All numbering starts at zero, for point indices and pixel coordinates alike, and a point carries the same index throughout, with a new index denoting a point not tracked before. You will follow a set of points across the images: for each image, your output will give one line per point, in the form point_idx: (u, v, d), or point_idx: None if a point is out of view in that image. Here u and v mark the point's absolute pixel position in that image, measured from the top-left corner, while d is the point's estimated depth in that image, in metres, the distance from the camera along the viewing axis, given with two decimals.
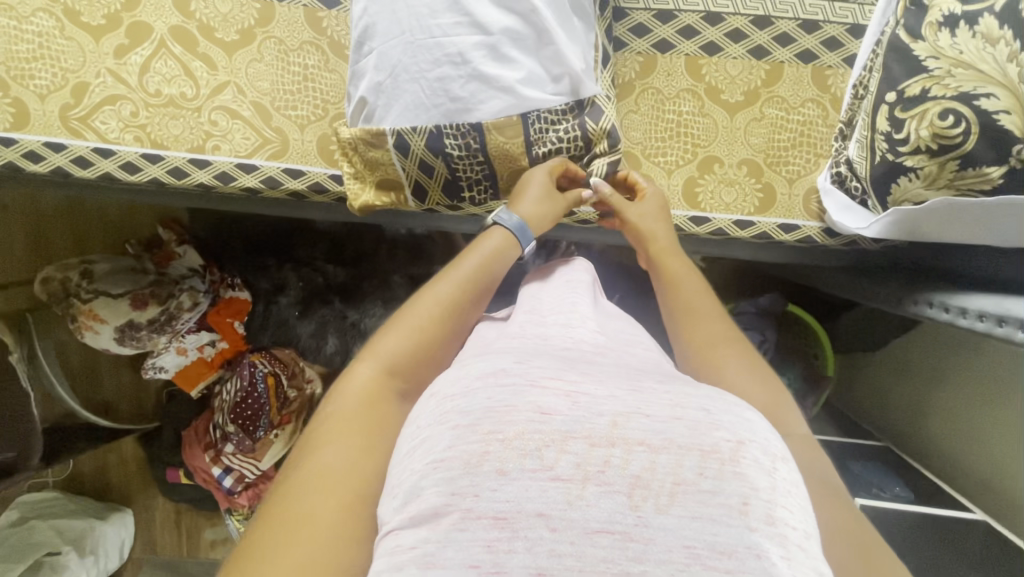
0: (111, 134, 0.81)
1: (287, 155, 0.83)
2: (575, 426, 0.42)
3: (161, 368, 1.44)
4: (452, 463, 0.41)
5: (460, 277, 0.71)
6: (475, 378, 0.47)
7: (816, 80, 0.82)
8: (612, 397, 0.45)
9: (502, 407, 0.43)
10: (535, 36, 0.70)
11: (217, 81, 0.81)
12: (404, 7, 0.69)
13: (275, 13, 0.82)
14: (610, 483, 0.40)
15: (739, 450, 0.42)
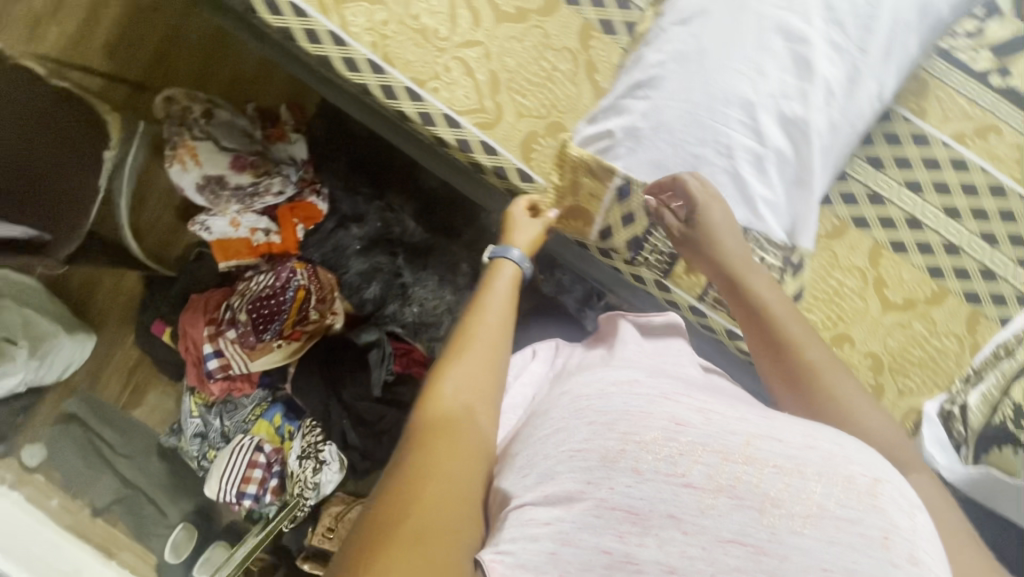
0: (353, 27, 0.82)
1: (493, 131, 0.84)
2: (709, 440, 0.51)
3: (206, 228, 1.36)
4: (588, 454, 0.51)
5: (502, 313, 0.70)
6: (610, 382, 0.58)
7: (968, 321, 0.85)
8: (743, 419, 0.53)
9: (640, 412, 0.53)
10: (801, 172, 0.68)
11: (473, 37, 0.82)
12: (703, 79, 0.69)
13: (557, 7, 0.81)
14: (741, 498, 0.47)
15: (875, 485, 0.48)
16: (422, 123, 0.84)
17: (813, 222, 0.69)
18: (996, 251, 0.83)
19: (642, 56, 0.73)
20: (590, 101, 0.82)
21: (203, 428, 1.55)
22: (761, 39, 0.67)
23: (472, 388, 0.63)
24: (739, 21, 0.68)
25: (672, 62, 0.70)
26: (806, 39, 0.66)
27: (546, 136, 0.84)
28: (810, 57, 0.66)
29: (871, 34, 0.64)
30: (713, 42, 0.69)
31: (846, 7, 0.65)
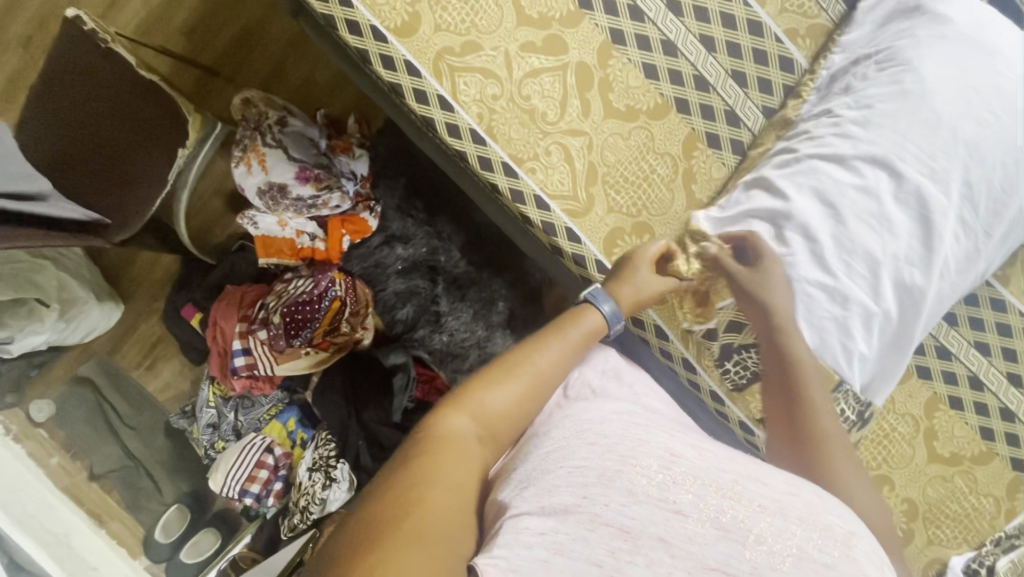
0: (464, 96, 0.82)
1: (580, 219, 0.84)
2: (699, 473, 0.54)
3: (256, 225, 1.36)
4: (590, 472, 0.54)
5: (562, 352, 0.70)
6: (611, 413, 0.62)
7: (1009, 485, 0.86)
8: (731, 461, 0.57)
9: (639, 442, 0.56)
10: (903, 334, 0.73)
11: (579, 127, 0.82)
12: (830, 229, 0.71)
13: (669, 114, 0.82)
14: (726, 529, 0.50)
15: (850, 538, 0.50)
16: (512, 200, 0.84)
17: (897, 379, 0.75)
18: None
19: (772, 185, 0.75)
20: (682, 211, 0.83)
21: (215, 420, 1.55)
22: (897, 202, 0.70)
23: (500, 421, 0.64)
24: (877, 179, 0.70)
25: (803, 205, 0.72)
26: (942, 212, 0.69)
27: (632, 235, 0.84)
28: (939, 232, 0.69)
29: (998, 221, 0.69)
30: (847, 194, 0.71)
31: (981, 191, 0.68)
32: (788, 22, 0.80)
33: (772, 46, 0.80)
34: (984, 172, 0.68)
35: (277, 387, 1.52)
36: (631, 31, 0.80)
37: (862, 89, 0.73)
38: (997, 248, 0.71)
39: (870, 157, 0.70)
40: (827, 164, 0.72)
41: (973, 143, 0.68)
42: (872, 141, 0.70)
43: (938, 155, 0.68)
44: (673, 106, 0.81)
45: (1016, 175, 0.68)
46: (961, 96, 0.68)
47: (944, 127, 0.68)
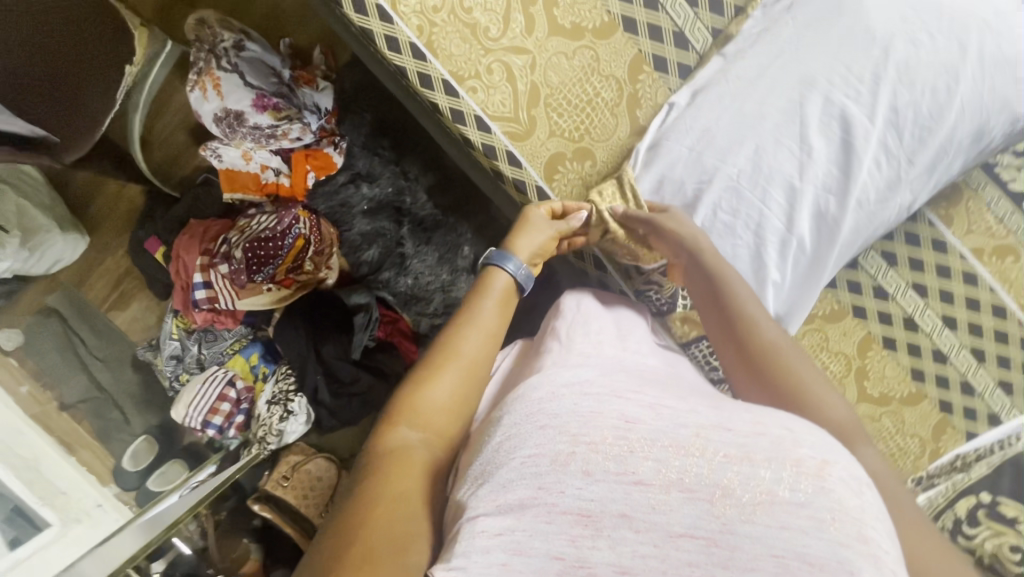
0: (403, 6, 0.78)
1: (521, 143, 0.82)
2: (659, 435, 0.45)
3: (219, 157, 1.33)
4: (540, 459, 0.45)
5: (491, 329, 0.66)
6: (559, 384, 0.51)
7: (936, 426, 0.87)
8: (692, 411, 0.47)
9: (589, 413, 0.46)
10: (819, 265, 0.71)
11: (522, 44, 0.80)
12: (752, 148, 0.71)
13: (615, 33, 0.80)
14: (693, 490, 0.42)
15: (825, 466, 0.41)
16: (453, 120, 0.82)
17: (808, 310, 0.73)
18: (981, 367, 0.85)
19: (700, 104, 0.74)
20: (625, 137, 0.82)
21: (180, 352, 1.57)
22: (821, 124, 0.69)
23: (445, 420, 0.59)
24: (804, 98, 0.70)
25: (726, 122, 0.72)
26: (864, 135, 0.68)
27: (573, 160, 0.83)
28: (858, 156, 0.68)
29: (922, 148, 0.68)
30: (773, 111, 0.71)
31: (907, 117, 0.67)
32: None
33: None
34: (913, 96, 0.67)
35: (240, 322, 1.52)
36: None
37: (801, 5, 0.72)
38: (924, 178, 0.70)
39: (798, 78, 0.70)
40: (756, 82, 0.72)
41: (904, 66, 0.67)
42: (801, 61, 0.70)
43: (865, 76, 0.68)
44: (619, 26, 0.79)
45: (944, 101, 0.67)
46: (897, 17, 0.67)
47: (875, 47, 0.67)
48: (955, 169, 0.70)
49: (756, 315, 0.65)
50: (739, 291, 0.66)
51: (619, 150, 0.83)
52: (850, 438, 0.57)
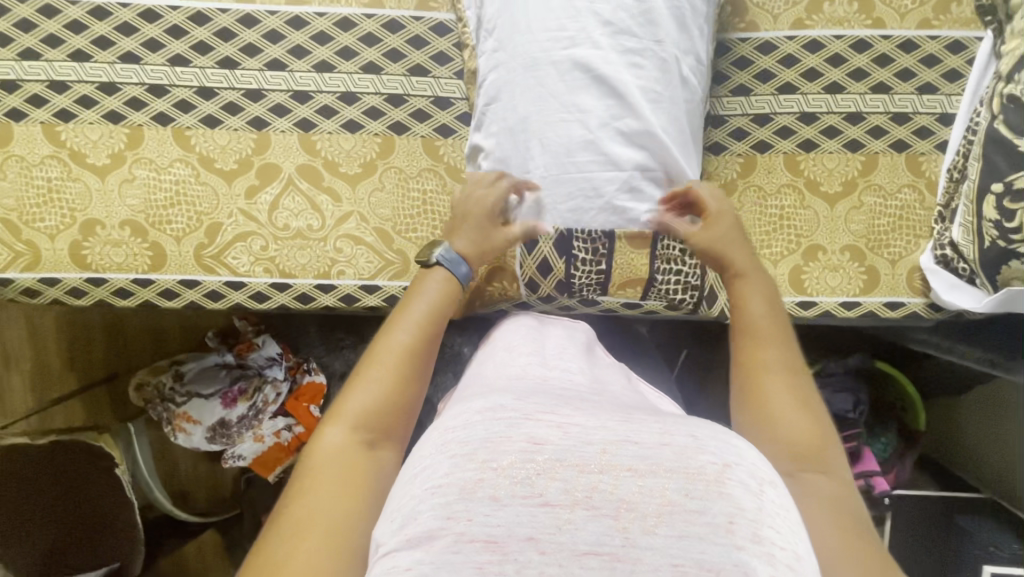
0: (243, 268, 0.85)
1: (409, 273, 0.86)
2: (565, 454, 0.40)
3: (240, 458, 1.38)
4: (449, 487, 0.38)
5: (420, 316, 0.63)
6: (475, 412, 0.44)
7: (911, 166, 0.85)
8: (602, 427, 0.42)
9: (495, 436, 0.40)
10: (673, 169, 0.69)
11: (342, 212, 0.85)
12: (539, 145, 0.69)
13: (395, 143, 0.83)
14: (598, 507, 0.37)
15: (725, 472, 0.39)
16: (349, 304, 0.86)
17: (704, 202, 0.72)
18: (895, 93, 0.83)
19: (480, 144, 0.74)
20: None
21: None
22: (568, 82, 0.68)
23: (381, 416, 0.57)
24: (539, 77, 0.69)
25: (504, 144, 0.71)
26: (604, 60, 0.67)
27: None
28: (616, 77, 0.67)
29: (657, 25, 0.68)
30: (527, 105, 0.69)
31: (622, 18, 0.67)
32: None
33: (417, 27, 0.81)
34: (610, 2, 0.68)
35: None
36: (311, 112, 0.82)
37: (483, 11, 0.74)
38: (682, 40, 0.69)
39: (520, 64, 0.70)
40: (499, 96, 0.71)
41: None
42: (512, 52, 0.70)
43: (565, 23, 0.68)
44: (393, 134, 0.83)
45: None
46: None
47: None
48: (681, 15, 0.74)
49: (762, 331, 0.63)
50: (755, 313, 0.66)
51: None
52: (814, 457, 0.54)
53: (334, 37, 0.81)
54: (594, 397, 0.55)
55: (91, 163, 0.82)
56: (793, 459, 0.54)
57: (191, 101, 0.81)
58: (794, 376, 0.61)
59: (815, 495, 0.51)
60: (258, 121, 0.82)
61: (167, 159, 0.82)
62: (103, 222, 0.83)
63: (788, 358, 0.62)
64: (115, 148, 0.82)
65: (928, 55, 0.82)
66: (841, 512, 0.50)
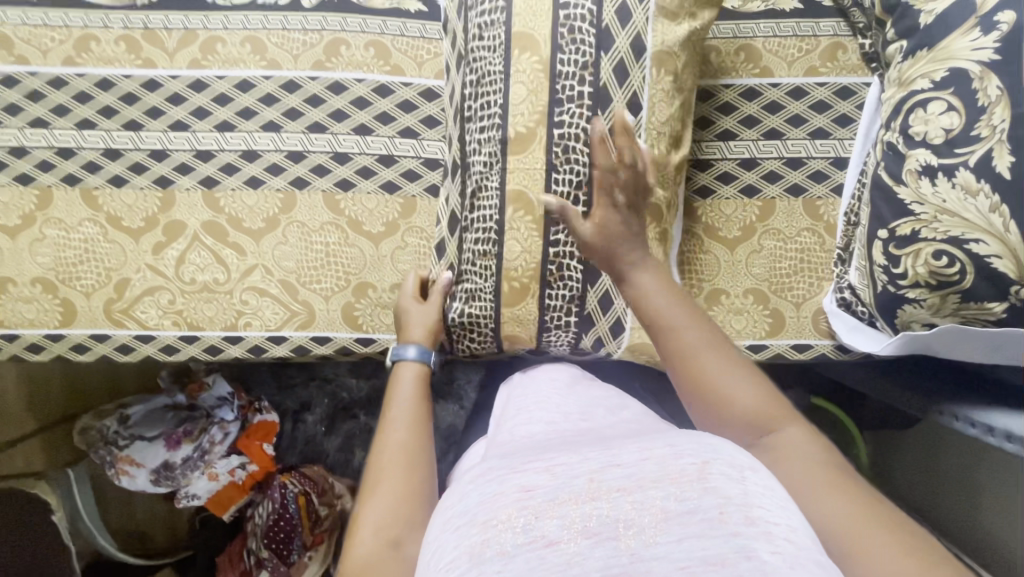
0: (152, 321, 0.87)
1: (314, 323, 0.87)
2: (558, 492, 0.37)
3: (194, 496, 1.37)
4: (458, 561, 0.35)
5: (406, 415, 0.67)
6: (469, 481, 0.42)
7: (808, 211, 0.85)
8: (584, 458, 0.40)
9: (489, 495, 0.38)
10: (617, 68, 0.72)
11: (247, 264, 0.86)
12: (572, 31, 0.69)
13: (297, 198, 0.85)
14: (597, 533, 0.34)
15: (705, 467, 0.37)
16: (256, 355, 0.88)
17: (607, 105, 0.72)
18: (788, 139, 0.84)
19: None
20: (374, 252, 0.86)
21: None
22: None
23: (400, 513, 0.55)
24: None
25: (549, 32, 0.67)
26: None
27: (360, 299, 0.87)
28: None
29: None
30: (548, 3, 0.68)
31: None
32: (310, 59, 0.83)
33: (314, 86, 0.83)
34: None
35: None
36: (214, 170, 0.84)
37: None
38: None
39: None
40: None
41: None
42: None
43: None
44: (295, 190, 0.85)
45: None
46: None
47: None
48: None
49: (676, 319, 0.62)
50: (659, 303, 0.64)
51: (381, 264, 0.86)
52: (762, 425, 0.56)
53: (233, 98, 0.83)
54: (582, 435, 0.52)
55: (3, 223, 0.84)
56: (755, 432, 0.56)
57: (99, 161, 0.84)
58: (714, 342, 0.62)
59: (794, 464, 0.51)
60: (162, 179, 0.84)
61: (76, 219, 0.85)
62: (15, 280, 0.85)
63: (711, 331, 0.62)
64: (26, 209, 0.84)
65: (817, 101, 0.83)
66: (819, 460, 0.52)
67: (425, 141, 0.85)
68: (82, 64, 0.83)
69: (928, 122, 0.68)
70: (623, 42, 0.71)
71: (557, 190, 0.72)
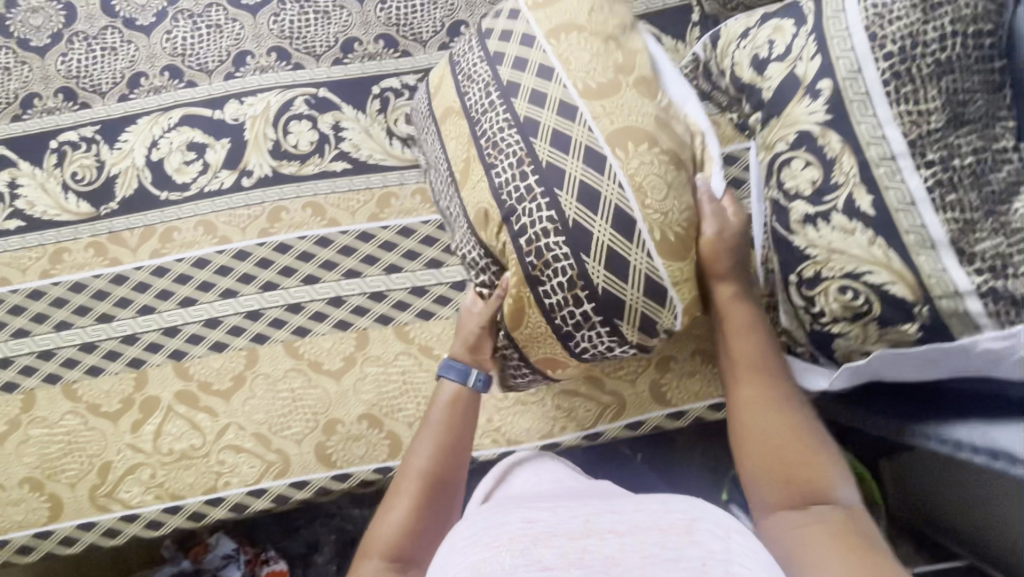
0: (136, 498, 0.89)
1: (290, 469, 0.90)
2: (555, 527, 0.52)
3: None
4: (453, 573, 0.49)
5: (435, 442, 0.74)
6: (490, 514, 0.57)
7: None
8: (585, 506, 0.56)
9: (493, 522, 0.54)
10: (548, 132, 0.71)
11: (220, 425, 0.90)
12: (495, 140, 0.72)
13: (259, 353, 0.91)
14: (589, 565, 0.47)
15: (693, 524, 0.50)
16: (239, 513, 0.90)
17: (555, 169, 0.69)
18: None
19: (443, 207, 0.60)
20: (337, 387, 0.91)
21: None
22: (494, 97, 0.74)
23: (400, 537, 0.66)
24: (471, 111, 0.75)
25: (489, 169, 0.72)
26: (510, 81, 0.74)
27: (330, 436, 0.90)
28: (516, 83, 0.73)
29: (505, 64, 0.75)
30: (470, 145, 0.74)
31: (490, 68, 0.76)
32: (256, 229, 0.93)
33: (262, 251, 0.92)
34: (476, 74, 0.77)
35: None
36: (181, 343, 0.91)
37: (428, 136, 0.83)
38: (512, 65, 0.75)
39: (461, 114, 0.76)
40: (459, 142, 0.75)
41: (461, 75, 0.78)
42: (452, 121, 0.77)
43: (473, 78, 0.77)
44: (256, 346, 0.92)
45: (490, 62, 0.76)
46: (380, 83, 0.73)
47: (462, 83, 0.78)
48: (554, 67, 0.72)
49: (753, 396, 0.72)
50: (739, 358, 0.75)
51: (345, 399, 0.91)
52: (806, 488, 0.64)
53: (192, 275, 0.92)
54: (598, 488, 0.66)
55: None
56: (784, 491, 0.65)
57: (76, 357, 0.91)
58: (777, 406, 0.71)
59: (809, 531, 0.59)
60: (134, 361, 0.91)
61: (58, 414, 0.90)
62: (3, 484, 0.89)
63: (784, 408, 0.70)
64: (12, 415, 0.90)
65: None
66: (850, 538, 0.57)
67: (368, 278, 0.92)
68: (57, 274, 0.92)
69: (795, 177, 0.74)
70: (548, 115, 0.71)
71: (499, 182, 0.71)
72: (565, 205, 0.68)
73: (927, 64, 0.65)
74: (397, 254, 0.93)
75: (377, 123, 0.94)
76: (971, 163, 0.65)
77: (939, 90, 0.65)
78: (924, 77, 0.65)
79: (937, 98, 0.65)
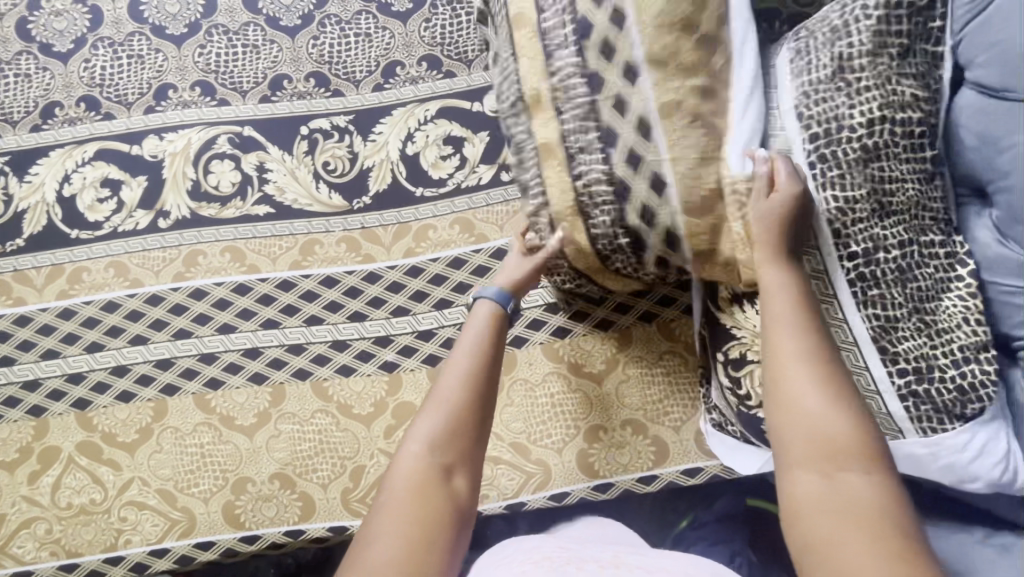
0: (29, 555, 0.84)
1: (196, 528, 0.84)
2: (589, 554, 0.59)
3: None
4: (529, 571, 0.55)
5: (477, 349, 0.64)
6: (531, 543, 0.62)
7: (663, 332, 0.88)
8: (613, 547, 0.64)
9: (539, 543, 0.62)
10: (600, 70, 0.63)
11: (123, 479, 0.85)
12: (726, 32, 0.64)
13: (167, 404, 0.87)
14: None
15: None
16: (139, 573, 0.84)
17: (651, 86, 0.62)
18: None
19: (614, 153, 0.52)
20: (249, 444, 0.86)
21: None
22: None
23: (442, 456, 0.58)
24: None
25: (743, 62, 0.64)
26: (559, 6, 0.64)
27: (240, 495, 0.85)
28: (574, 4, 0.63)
29: None
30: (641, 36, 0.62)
31: None
32: (170, 272, 0.88)
33: (176, 296, 0.87)
34: None
35: None
36: (86, 390, 0.87)
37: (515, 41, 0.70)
38: None
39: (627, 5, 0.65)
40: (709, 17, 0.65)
41: None
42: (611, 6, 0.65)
43: None
44: (166, 396, 0.87)
45: None
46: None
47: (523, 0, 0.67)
48: None
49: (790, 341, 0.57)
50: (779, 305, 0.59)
51: (257, 456, 0.86)
52: (861, 458, 0.51)
53: (101, 319, 0.87)
54: (630, 542, 0.70)
55: None
56: (829, 461, 0.51)
57: None
58: (826, 363, 0.56)
59: (839, 507, 0.49)
60: (35, 408, 0.86)
61: None
62: None
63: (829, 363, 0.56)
64: None
65: None
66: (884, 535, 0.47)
67: (287, 329, 0.88)
68: None
69: None
70: (606, 47, 0.62)
71: (568, 129, 0.64)
72: (618, 168, 0.63)
73: (852, 150, 0.61)
74: (318, 306, 0.88)
75: (303, 165, 0.90)
76: (897, 256, 0.61)
77: (865, 177, 0.60)
78: (848, 163, 0.61)
79: (862, 185, 0.61)
